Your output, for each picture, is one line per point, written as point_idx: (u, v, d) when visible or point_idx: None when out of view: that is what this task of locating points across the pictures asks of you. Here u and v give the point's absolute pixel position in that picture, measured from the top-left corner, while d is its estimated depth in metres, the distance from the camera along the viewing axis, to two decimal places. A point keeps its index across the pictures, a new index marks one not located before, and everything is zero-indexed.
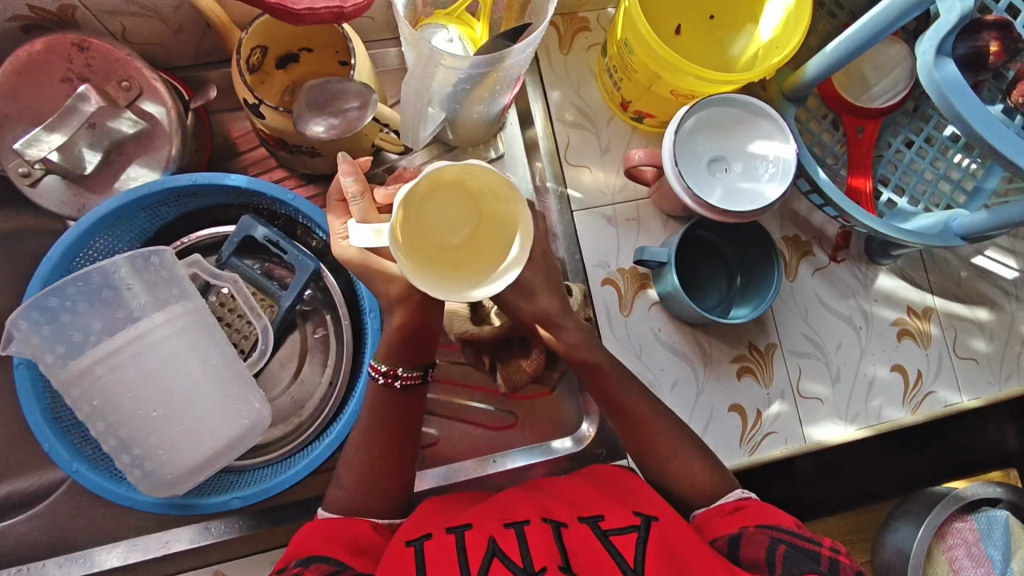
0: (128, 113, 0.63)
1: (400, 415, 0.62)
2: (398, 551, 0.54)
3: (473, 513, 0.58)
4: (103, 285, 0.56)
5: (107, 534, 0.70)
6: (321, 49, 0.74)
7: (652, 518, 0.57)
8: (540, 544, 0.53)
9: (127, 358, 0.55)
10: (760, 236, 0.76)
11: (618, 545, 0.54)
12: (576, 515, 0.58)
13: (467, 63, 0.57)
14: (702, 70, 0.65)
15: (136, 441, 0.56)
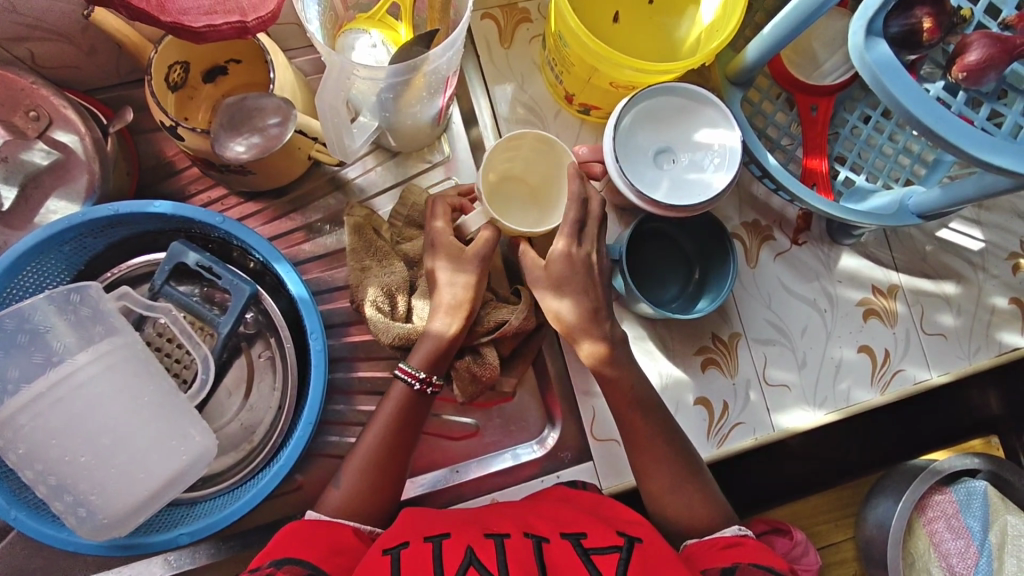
0: (40, 144, 0.60)
1: (417, 420, 0.66)
2: (375, 558, 0.55)
3: (456, 526, 0.60)
4: (18, 330, 0.54)
5: (67, 573, 0.69)
6: (251, 60, 0.71)
7: (635, 538, 0.59)
8: (521, 557, 0.55)
9: (49, 405, 0.53)
10: (715, 226, 0.74)
11: (599, 563, 0.55)
12: (558, 530, 0.59)
13: (383, 72, 0.55)
14: (639, 62, 0.62)
15: (67, 488, 0.54)
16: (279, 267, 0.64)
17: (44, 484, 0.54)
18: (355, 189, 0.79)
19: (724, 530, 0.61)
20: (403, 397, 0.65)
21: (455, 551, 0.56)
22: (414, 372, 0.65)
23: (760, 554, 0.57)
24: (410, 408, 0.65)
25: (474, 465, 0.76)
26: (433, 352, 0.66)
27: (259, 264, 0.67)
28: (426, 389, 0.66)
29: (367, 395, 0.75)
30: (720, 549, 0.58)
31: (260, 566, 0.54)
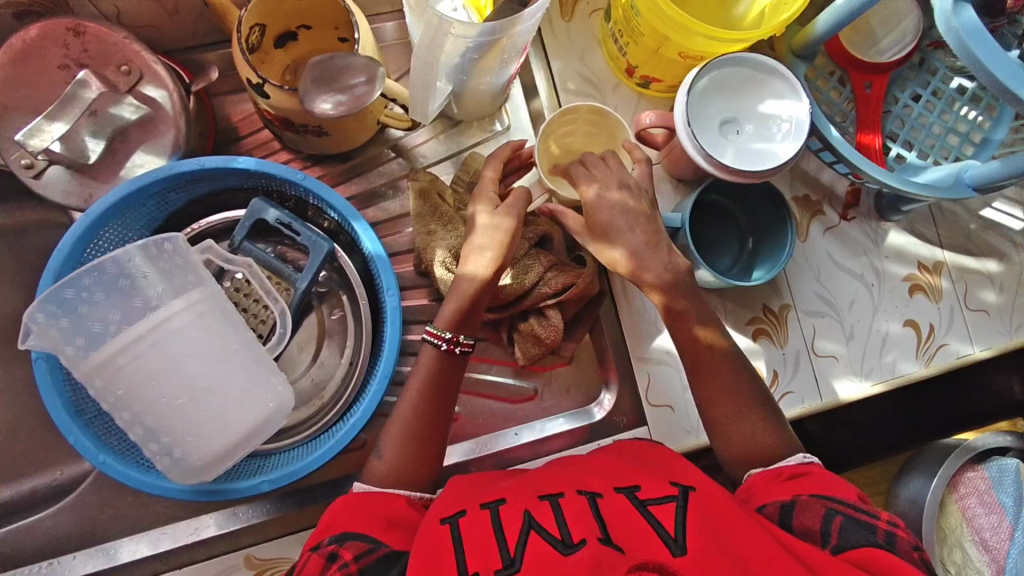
0: (130, 98, 0.62)
1: (452, 382, 0.64)
2: (435, 528, 0.52)
3: (509, 490, 0.56)
4: (118, 275, 0.56)
5: (139, 523, 0.70)
6: (321, 25, 0.72)
7: (690, 488, 0.54)
8: (577, 516, 0.50)
9: (148, 347, 0.55)
10: (772, 197, 0.76)
11: (658, 515, 0.51)
12: (612, 486, 0.55)
13: (476, 30, 0.56)
14: (712, 29, 0.64)
15: (162, 429, 0.56)
16: (355, 225, 0.66)
17: (143, 425, 0.55)
18: (417, 156, 0.80)
19: (788, 459, 0.59)
20: (432, 361, 0.64)
21: (513, 518, 0.51)
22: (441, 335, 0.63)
23: (823, 483, 0.55)
24: (441, 370, 0.64)
25: (531, 428, 0.78)
26: (462, 314, 0.65)
27: (334, 222, 0.68)
28: (455, 350, 0.64)
29: None
30: (784, 481, 0.56)
31: (321, 544, 0.52)
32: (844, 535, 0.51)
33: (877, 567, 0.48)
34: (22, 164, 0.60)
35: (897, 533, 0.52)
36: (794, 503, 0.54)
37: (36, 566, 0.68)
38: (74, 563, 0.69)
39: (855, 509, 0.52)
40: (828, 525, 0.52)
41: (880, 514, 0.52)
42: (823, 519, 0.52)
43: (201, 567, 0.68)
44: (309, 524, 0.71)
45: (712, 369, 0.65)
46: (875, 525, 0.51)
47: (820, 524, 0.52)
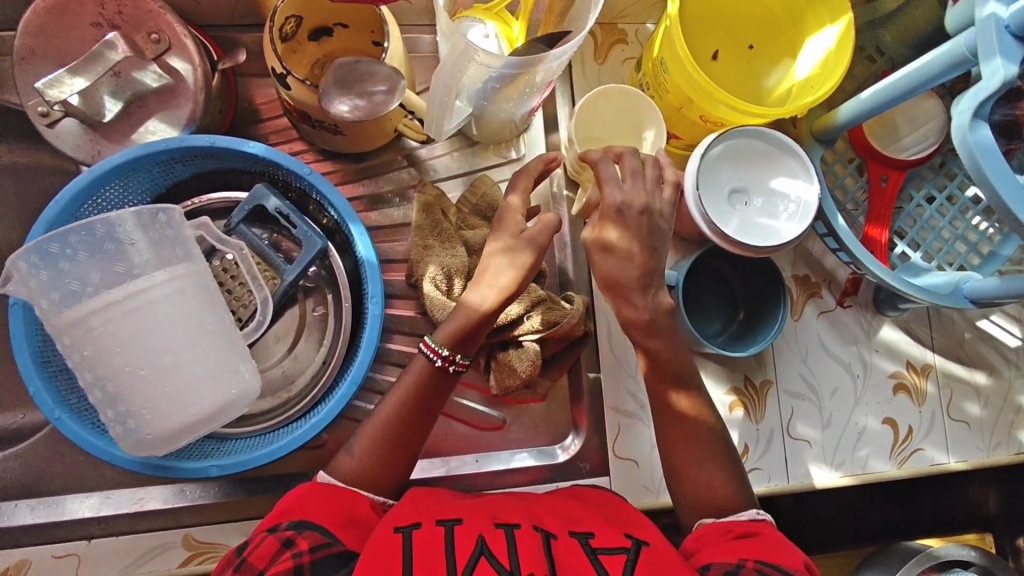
0: (154, 66, 0.62)
1: (437, 396, 0.64)
2: (387, 534, 0.53)
3: (465, 512, 0.58)
4: (106, 237, 0.56)
5: (86, 483, 0.70)
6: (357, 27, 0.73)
7: (642, 541, 0.56)
8: (528, 550, 0.52)
9: (122, 313, 0.55)
10: (770, 274, 0.75)
11: (607, 563, 0.53)
12: (567, 529, 0.57)
13: (500, 61, 0.56)
14: (734, 99, 0.64)
15: (122, 398, 0.55)
16: (351, 227, 0.65)
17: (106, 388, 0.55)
18: (428, 168, 0.81)
19: (739, 514, 0.60)
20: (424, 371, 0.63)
21: (466, 540, 0.53)
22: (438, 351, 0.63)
23: (770, 549, 0.55)
24: (429, 383, 0.63)
25: (491, 458, 0.77)
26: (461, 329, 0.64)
27: (333, 220, 0.68)
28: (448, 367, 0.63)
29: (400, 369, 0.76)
30: (730, 539, 0.57)
31: (279, 527, 0.52)
32: None
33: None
34: (39, 111, 0.62)
35: None
36: (738, 568, 0.53)
37: None
38: (14, 512, 0.68)
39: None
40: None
41: None
42: None
43: (137, 538, 0.68)
44: (252, 515, 0.70)
45: (679, 433, 0.65)
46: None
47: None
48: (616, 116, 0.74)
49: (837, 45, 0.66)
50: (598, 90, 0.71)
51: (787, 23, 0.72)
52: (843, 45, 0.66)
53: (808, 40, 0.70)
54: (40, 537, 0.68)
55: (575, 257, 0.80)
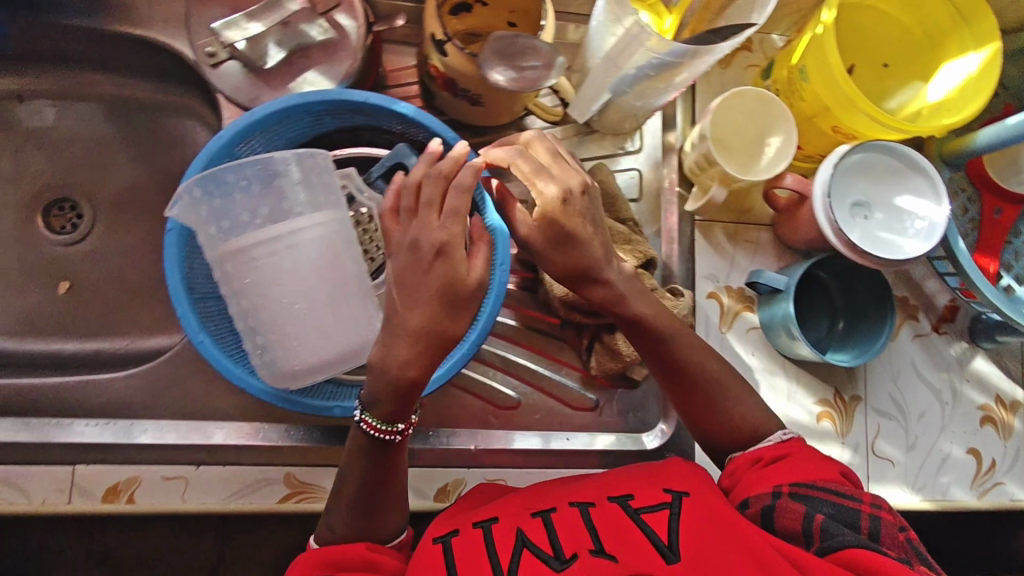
0: (322, 20, 0.65)
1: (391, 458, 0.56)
2: (427, 547, 0.56)
3: (497, 508, 0.60)
4: (273, 173, 0.58)
5: (200, 411, 0.72)
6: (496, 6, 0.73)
7: (683, 493, 0.57)
8: (569, 530, 0.55)
9: (284, 248, 0.57)
10: (880, 289, 0.75)
11: (649, 523, 0.55)
12: (605, 494, 0.59)
13: (668, 48, 0.58)
14: (876, 110, 0.65)
15: (273, 327, 0.58)
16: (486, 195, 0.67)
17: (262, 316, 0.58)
18: None
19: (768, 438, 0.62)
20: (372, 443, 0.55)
21: (505, 536, 0.55)
22: (390, 429, 0.54)
23: (804, 468, 0.58)
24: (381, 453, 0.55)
25: (583, 437, 0.78)
26: (401, 402, 0.52)
27: None
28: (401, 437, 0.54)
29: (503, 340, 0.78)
30: (762, 468, 0.60)
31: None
32: (824, 536, 0.54)
33: (862, 568, 0.51)
34: (208, 52, 0.66)
35: (881, 514, 0.56)
36: (777, 499, 0.56)
37: (88, 423, 0.69)
38: (127, 430, 0.70)
39: (832, 495, 0.56)
40: (810, 525, 0.55)
41: (862, 497, 0.56)
42: (804, 518, 0.55)
43: (243, 470, 0.70)
44: None
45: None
46: (857, 510, 0.55)
47: (801, 525, 0.55)
48: (748, 120, 0.75)
49: (981, 71, 0.67)
50: (732, 92, 0.72)
51: (925, 47, 0.73)
52: (988, 71, 0.66)
53: (944, 65, 0.71)
54: (150, 458, 0.70)
55: (681, 253, 0.81)
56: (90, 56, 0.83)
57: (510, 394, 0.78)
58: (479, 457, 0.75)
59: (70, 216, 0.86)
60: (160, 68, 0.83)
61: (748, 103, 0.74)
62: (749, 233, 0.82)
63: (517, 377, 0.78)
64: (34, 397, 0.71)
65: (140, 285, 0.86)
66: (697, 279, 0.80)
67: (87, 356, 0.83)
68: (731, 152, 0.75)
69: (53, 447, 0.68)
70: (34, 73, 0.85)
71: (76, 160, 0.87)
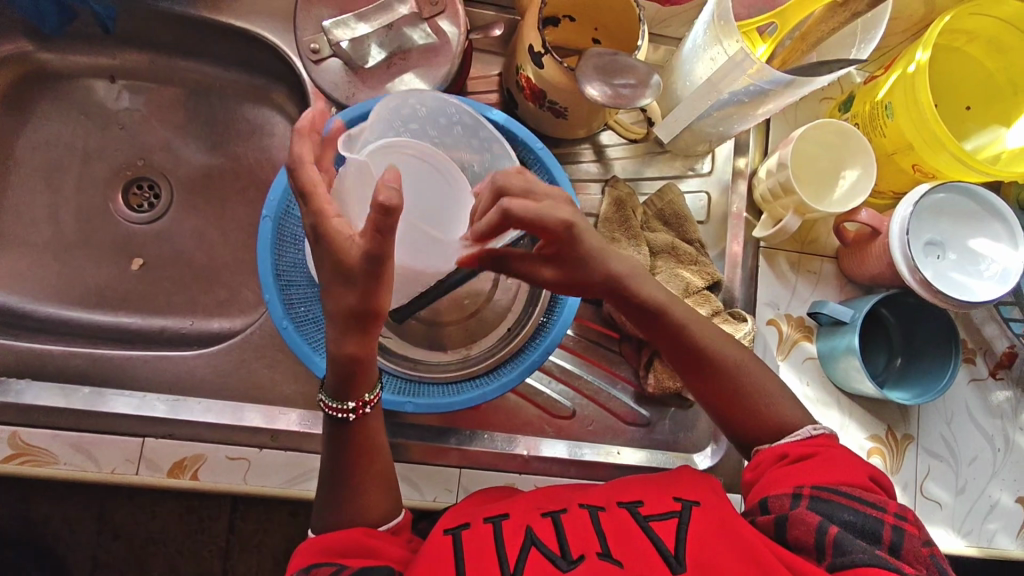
0: (426, 26, 0.67)
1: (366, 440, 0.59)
2: (437, 538, 0.57)
3: (506, 505, 0.61)
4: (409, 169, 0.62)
5: (263, 395, 0.74)
6: (583, 22, 0.74)
7: (694, 502, 0.59)
8: (577, 532, 0.56)
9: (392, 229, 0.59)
10: (945, 330, 0.75)
11: (658, 530, 0.56)
12: (614, 500, 0.60)
13: (771, 76, 0.60)
14: (963, 151, 0.66)
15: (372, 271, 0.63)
16: None
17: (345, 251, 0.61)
18: (615, 167, 0.83)
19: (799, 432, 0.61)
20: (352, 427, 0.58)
21: (515, 534, 0.56)
22: (342, 406, 0.56)
23: (830, 469, 0.58)
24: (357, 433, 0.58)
25: (633, 453, 0.78)
26: (349, 380, 0.54)
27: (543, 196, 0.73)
28: (363, 410, 0.57)
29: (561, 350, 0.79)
30: (786, 465, 0.59)
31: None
32: (839, 548, 0.53)
33: None
34: (312, 48, 0.69)
35: (904, 528, 0.56)
36: (795, 498, 0.56)
37: (161, 397, 0.71)
38: (193, 408, 0.71)
39: (852, 502, 0.56)
40: (822, 538, 0.54)
41: (886, 510, 0.56)
42: (818, 530, 0.54)
43: (304, 457, 0.71)
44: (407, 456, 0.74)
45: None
46: (880, 520, 0.55)
47: (815, 538, 0.54)
48: (828, 149, 0.76)
49: None
50: (813, 125, 0.73)
51: (1009, 92, 0.73)
52: None
53: None
54: (215, 436, 0.71)
55: (743, 278, 0.82)
56: (183, 43, 0.86)
57: (564, 404, 0.78)
58: (531, 464, 0.76)
59: (147, 195, 0.89)
60: (248, 59, 0.86)
61: (830, 135, 0.75)
62: (812, 263, 0.82)
63: (573, 388, 0.79)
64: (107, 368, 0.73)
65: (207, 267, 0.88)
66: (758, 305, 0.81)
67: (149, 332, 0.84)
68: (807, 180, 0.76)
69: (126, 417, 0.69)
70: (124, 54, 0.87)
71: (155, 141, 0.90)
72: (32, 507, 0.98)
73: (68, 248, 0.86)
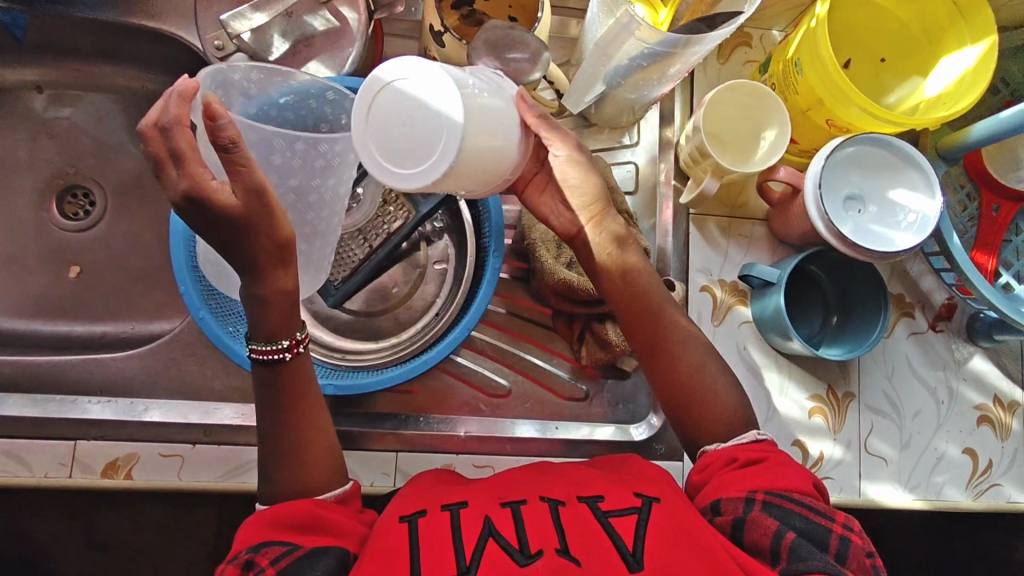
0: (325, 12, 0.68)
1: (306, 391, 0.59)
2: (393, 525, 0.55)
3: (466, 493, 0.59)
4: (309, 112, 0.59)
5: (198, 391, 0.74)
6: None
7: (653, 498, 0.57)
8: (537, 526, 0.54)
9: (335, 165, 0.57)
10: (873, 283, 0.76)
11: (618, 528, 0.54)
12: (574, 494, 0.58)
13: (658, 37, 0.59)
14: (870, 103, 0.65)
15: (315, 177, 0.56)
16: None
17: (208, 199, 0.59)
18: None
19: (742, 437, 0.61)
20: (283, 379, 0.57)
21: (471, 527, 0.54)
22: (272, 348, 0.56)
23: (778, 475, 0.57)
24: (296, 383, 0.58)
25: (571, 426, 0.78)
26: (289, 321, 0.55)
27: None
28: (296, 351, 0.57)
29: (494, 329, 0.79)
30: (737, 469, 0.58)
31: (237, 554, 0.52)
32: (792, 556, 0.52)
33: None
34: (216, 45, 0.67)
35: (851, 536, 0.55)
36: (749, 503, 0.55)
37: (92, 399, 0.72)
38: (126, 407, 0.72)
39: (803, 508, 0.55)
40: (778, 541, 0.53)
41: (836, 515, 0.55)
42: (774, 535, 0.53)
43: (238, 450, 0.71)
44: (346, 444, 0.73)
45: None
46: (829, 529, 0.54)
47: (770, 542, 0.53)
48: (741, 113, 0.76)
49: (977, 65, 0.67)
50: (726, 86, 0.73)
51: (923, 41, 0.73)
52: (984, 66, 0.66)
53: (942, 59, 0.71)
54: (149, 435, 0.71)
55: (675, 246, 0.81)
56: (103, 48, 0.86)
57: (500, 382, 0.79)
58: (468, 445, 0.76)
59: (82, 202, 0.89)
60: (169, 61, 0.86)
61: (739, 98, 0.75)
62: (743, 227, 0.82)
63: (507, 365, 0.79)
64: (42, 374, 0.73)
65: (146, 270, 0.88)
66: (691, 271, 0.81)
67: (91, 338, 0.85)
68: (726, 145, 0.77)
69: (57, 421, 0.70)
70: (47, 64, 0.88)
71: (88, 149, 0.90)
72: (11, 519, 0.91)
73: (8, 260, 0.87)
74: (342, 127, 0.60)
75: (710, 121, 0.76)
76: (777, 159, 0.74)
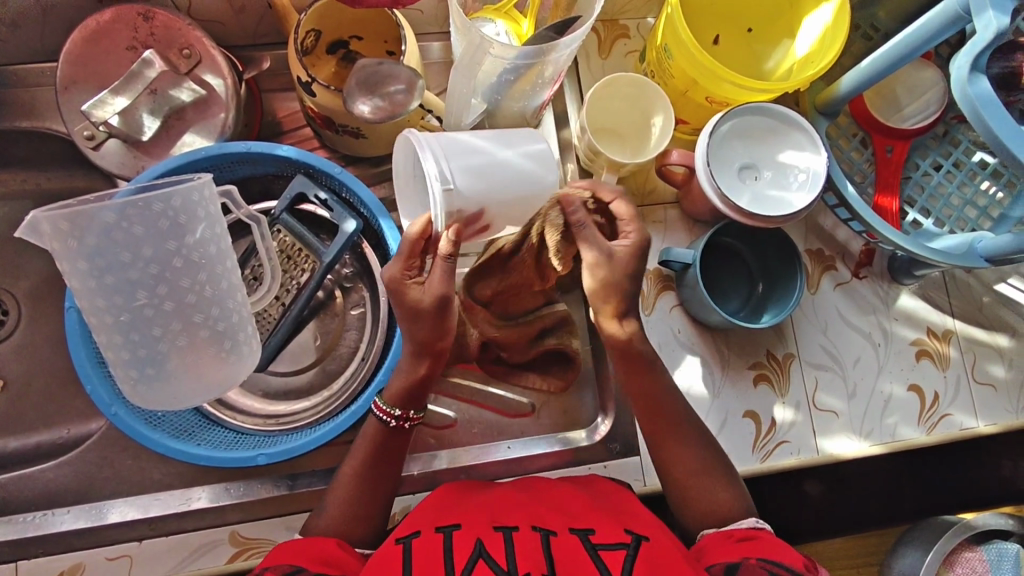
0: (190, 82, 0.69)
1: (396, 453, 0.63)
2: (389, 547, 0.53)
3: (463, 514, 0.57)
4: (163, 212, 0.55)
5: (136, 484, 0.72)
6: (371, 38, 0.73)
7: (642, 536, 0.56)
8: (528, 551, 0.52)
9: (202, 260, 0.59)
10: (785, 244, 0.78)
11: (607, 560, 0.53)
12: (567, 525, 0.56)
13: (514, 51, 0.61)
14: (739, 77, 0.67)
15: (187, 273, 0.58)
16: (382, 222, 0.69)
17: (92, 318, 0.58)
18: None
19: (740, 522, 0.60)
20: (376, 431, 0.62)
21: (465, 546, 0.53)
22: (389, 410, 0.62)
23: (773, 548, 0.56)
24: (386, 442, 0.62)
25: (521, 444, 0.78)
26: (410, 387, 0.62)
27: (364, 217, 0.72)
28: (404, 423, 0.62)
29: None
30: (732, 542, 0.58)
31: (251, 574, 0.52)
32: None
33: None
34: (84, 135, 0.67)
35: None
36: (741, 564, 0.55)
37: (30, 515, 0.70)
38: (64, 516, 0.70)
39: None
40: None
41: None
42: None
43: (187, 537, 0.69)
44: (298, 509, 0.71)
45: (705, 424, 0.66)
46: None
47: None
48: (629, 103, 0.77)
49: (834, 20, 0.69)
50: (606, 82, 0.74)
51: (784, 6, 0.74)
52: (839, 20, 0.68)
53: (804, 20, 0.73)
54: (93, 541, 0.69)
55: None
56: None
57: (444, 413, 0.78)
58: (423, 482, 0.75)
59: None
60: (58, 155, 0.83)
61: (623, 90, 0.76)
62: (656, 213, 0.83)
63: (448, 393, 0.78)
64: None
65: (71, 370, 0.84)
66: None
67: (26, 451, 0.81)
68: (618, 136, 0.78)
69: None
70: None
71: None
72: None
73: None
74: (200, 220, 0.57)
75: (598, 119, 0.77)
76: (664, 143, 0.75)
